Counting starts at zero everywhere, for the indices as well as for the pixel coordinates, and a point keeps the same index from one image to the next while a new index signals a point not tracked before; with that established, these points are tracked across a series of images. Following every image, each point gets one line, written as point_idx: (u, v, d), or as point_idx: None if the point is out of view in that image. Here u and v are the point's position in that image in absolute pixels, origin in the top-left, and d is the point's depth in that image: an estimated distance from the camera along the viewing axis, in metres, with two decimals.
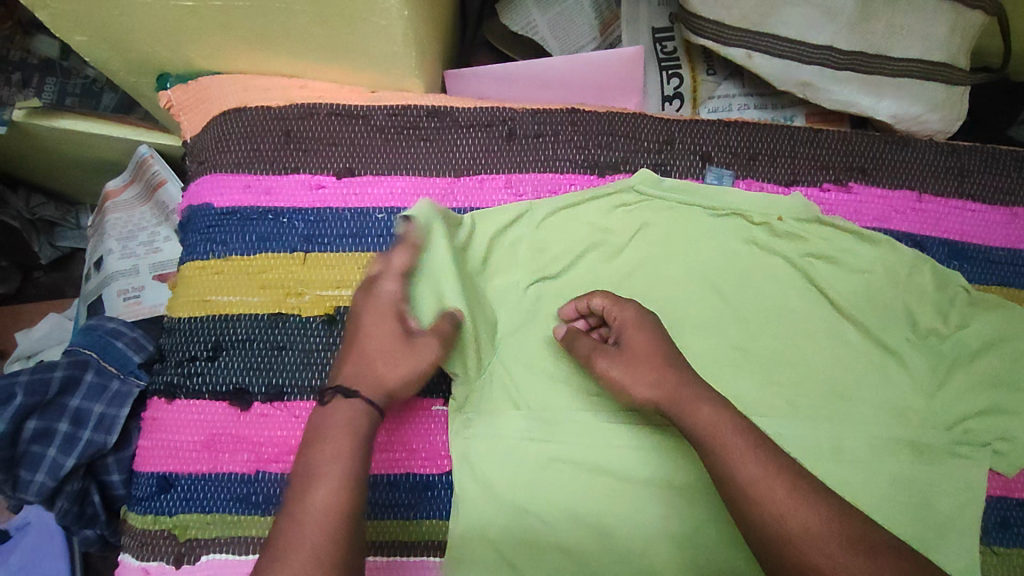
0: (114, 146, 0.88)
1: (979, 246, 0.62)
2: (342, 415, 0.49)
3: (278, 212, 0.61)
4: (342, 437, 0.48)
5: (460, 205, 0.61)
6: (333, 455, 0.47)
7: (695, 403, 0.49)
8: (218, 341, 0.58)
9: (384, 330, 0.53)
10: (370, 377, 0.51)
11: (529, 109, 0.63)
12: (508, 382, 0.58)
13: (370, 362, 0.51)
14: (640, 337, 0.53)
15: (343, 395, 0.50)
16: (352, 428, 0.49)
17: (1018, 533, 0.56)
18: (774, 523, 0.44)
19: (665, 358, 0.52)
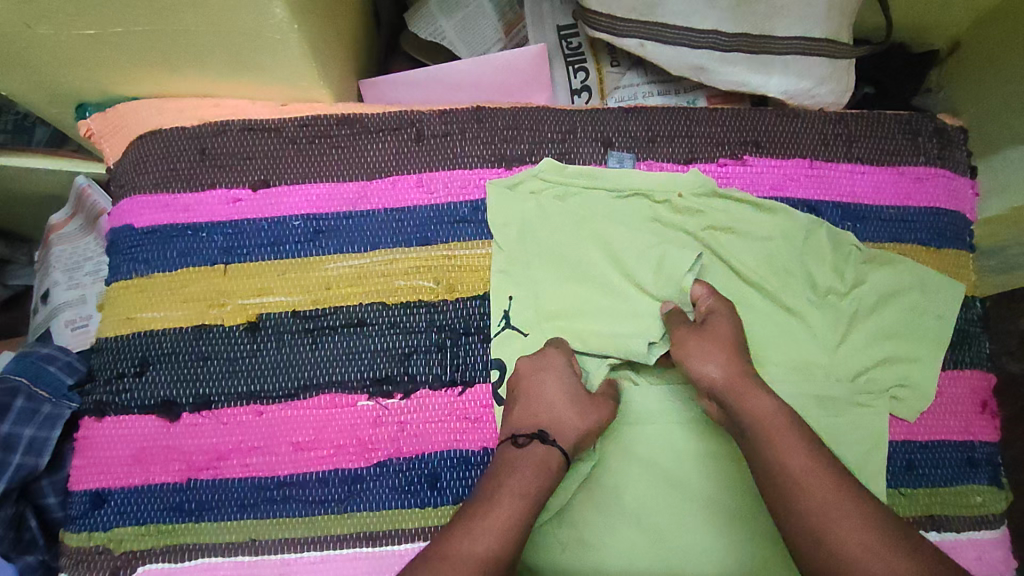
0: (46, 179, 0.88)
1: (870, 206, 0.66)
2: (534, 467, 0.52)
3: (197, 227, 0.62)
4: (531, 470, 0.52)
5: (374, 207, 0.63)
6: (509, 505, 0.50)
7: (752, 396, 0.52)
8: (145, 356, 0.59)
9: (571, 397, 0.56)
10: (558, 426, 0.55)
11: (436, 110, 0.66)
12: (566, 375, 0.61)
13: (559, 414, 0.55)
14: (715, 341, 0.56)
15: (540, 444, 0.54)
16: (541, 473, 0.52)
17: (923, 474, 0.60)
18: (816, 510, 0.46)
19: (735, 356, 0.55)
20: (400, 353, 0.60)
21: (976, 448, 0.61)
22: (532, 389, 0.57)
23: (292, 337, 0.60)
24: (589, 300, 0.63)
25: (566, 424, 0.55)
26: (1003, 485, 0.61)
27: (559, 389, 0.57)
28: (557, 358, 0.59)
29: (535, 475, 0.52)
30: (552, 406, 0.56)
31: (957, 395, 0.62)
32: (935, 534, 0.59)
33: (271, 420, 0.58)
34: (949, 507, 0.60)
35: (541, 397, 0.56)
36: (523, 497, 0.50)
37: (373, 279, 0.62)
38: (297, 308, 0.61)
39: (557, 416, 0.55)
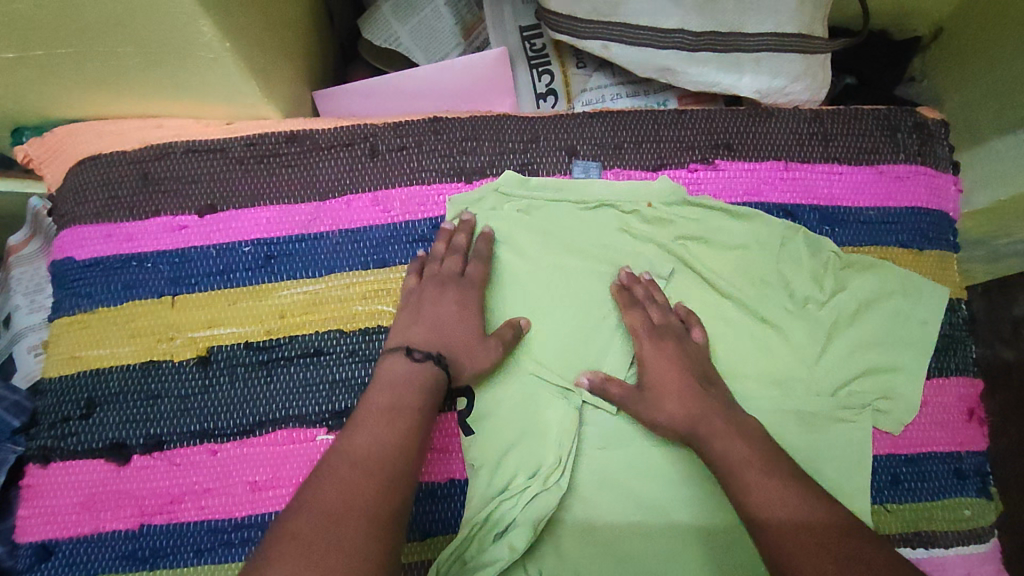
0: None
1: (849, 209, 0.63)
2: (418, 382, 0.51)
3: (142, 257, 0.59)
4: (415, 388, 0.51)
5: (328, 228, 0.60)
6: (396, 417, 0.49)
7: (727, 436, 0.52)
8: (91, 398, 0.56)
9: (460, 309, 0.56)
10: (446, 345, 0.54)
11: (390, 123, 0.62)
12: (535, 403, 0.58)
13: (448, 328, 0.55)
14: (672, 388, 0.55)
15: (430, 364, 0.52)
16: (425, 392, 0.51)
17: (908, 488, 0.58)
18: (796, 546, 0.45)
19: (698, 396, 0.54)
20: (359, 382, 0.57)
21: (964, 458, 0.59)
22: (426, 303, 0.56)
23: (246, 370, 0.57)
24: (560, 319, 0.59)
25: (454, 343, 0.54)
26: (992, 496, 0.59)
27: (454, 305, 0.56)
28: (471, 279, 0.57)
29: (409, 383, 0.51)
30: (443, 323, 0.55)
31: (943, 404, 0.60)
32: (921, 551, 0.57)
33: (226, 459, 0.56)
34: (936, 522, 0.57)
35: (433, 307, 0.56)
36: (404, 404, 0.50)
37: (329, 305, 0.59)
38: (250, 338, 0.58)
39: (447, 330, 0.55)
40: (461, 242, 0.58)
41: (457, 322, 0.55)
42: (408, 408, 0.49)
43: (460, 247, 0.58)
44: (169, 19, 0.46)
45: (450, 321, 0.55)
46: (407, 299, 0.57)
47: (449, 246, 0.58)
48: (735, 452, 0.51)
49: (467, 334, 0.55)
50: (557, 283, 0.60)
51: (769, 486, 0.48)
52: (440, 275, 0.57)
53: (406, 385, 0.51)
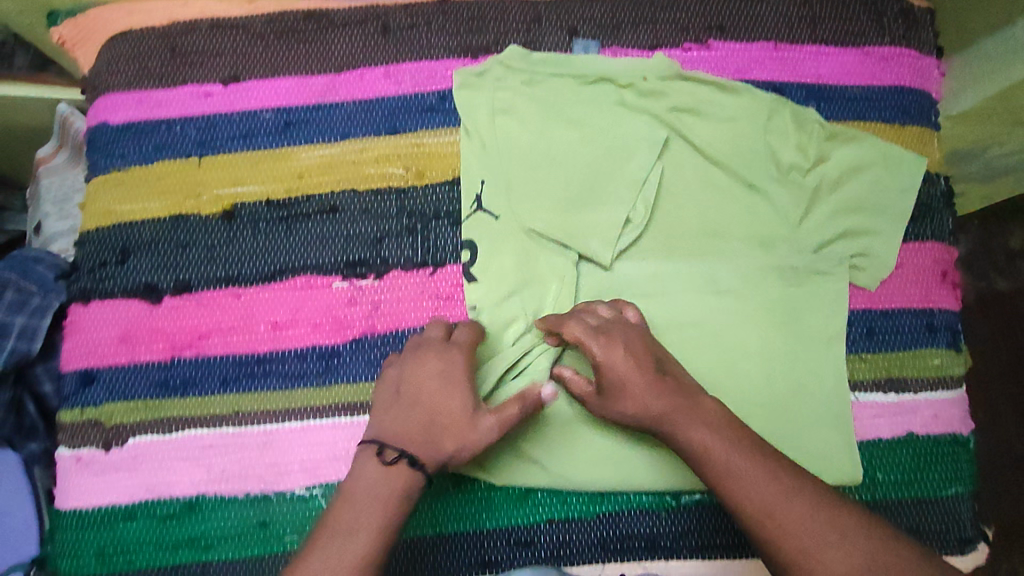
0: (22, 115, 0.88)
1: (835, 86, 0.66)
2: (397, 489, 0.49)
3: (171, 122, 0.63)
4: (385, 497, 0.48)
5: (342, 99, 0.64)
6: (365, 530, 0.47)
7: (693, 423, 0.51)
8: (125, 245, 0.61)
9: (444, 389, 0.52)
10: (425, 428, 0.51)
11: (401, 4, 0.67)
12: (534, 257, 0.62)
13: (429, 416, 0.51)
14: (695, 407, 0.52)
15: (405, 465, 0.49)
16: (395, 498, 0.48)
17: (882, 339, 0.63)
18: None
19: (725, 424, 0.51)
20: (371, 237, 0.62)
21: (936, 315, 0.64)
22: (406, 384, 0.53)
23: (266, 224, 0.62)
24: (558, 183, 0.63)
25: (439, 429, 0.51)
26: (960, 349, 0.64)
27: (440, 383, 0.52)
28: (458, 345, 0.55)
29: (385, 502, 0.48)
30: (422, 403, 0.52)
31: (919, 266, 0.64)
32: (893, 395, 0.63)
33: (249, 301, 0.61)
34: (907, 369, 0.63)
35: (416, 390, 0.52)
36: (370, 520, 0.47)
37: (342, 168, 0.63)
38: (271, 197, 0.62)
39: (432, 408, 0.51)
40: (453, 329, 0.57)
41: (443, 405, 0.51)
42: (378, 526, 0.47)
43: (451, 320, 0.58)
44: None
45: (434, 396, 0.52)
46: (399, 381, 0.54)
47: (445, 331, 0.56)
48: (705, 441, 0.50)
49: (452, 405, 0.51)
50: (556, 151, 0.63)
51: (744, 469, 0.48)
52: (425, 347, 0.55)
53: (376, 501, 0.48)
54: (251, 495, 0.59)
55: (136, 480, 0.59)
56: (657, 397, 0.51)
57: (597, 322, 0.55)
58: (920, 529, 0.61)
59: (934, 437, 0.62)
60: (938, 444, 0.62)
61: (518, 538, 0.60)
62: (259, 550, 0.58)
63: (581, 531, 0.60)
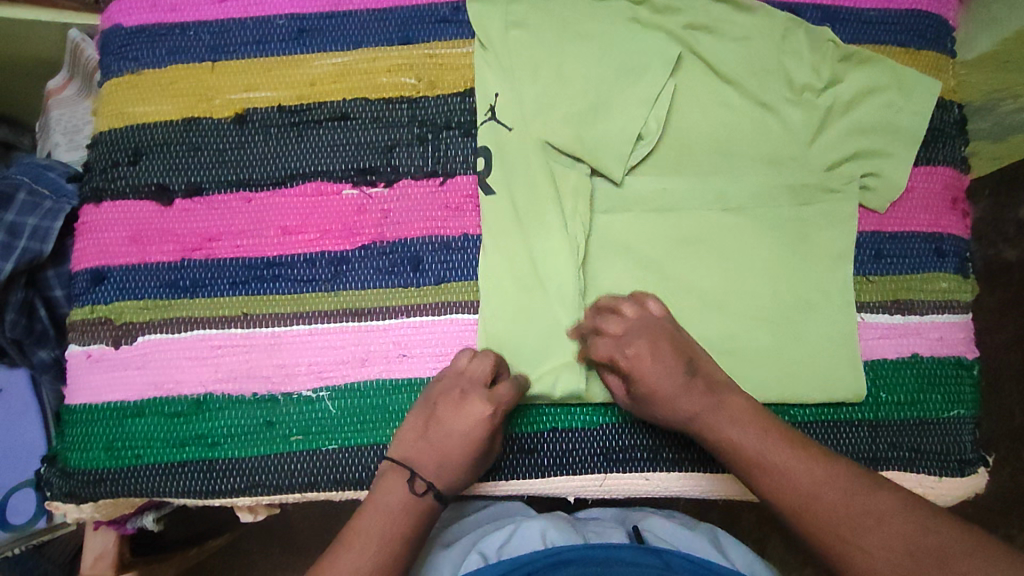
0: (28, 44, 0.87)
1: (851, 8, 0.66)
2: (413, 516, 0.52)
3: (184, 25, 0.63)
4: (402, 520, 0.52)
5: (356, 8, 0.64)
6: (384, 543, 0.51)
7: (723, 422, 0.52)
8: (138, 147, 0.61)
9: (470, 433, 0.53)
10: (450, 459, 0.53)
11: None
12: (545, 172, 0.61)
13: (454, 454, 0.53)
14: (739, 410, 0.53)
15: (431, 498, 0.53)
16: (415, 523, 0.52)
17: (889, 262, 0.62)
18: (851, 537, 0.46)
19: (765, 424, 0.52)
20: (382, 146, 0.62)
21: (945, 239, 0.63)
22: (438, 416, 0.54)
23: (278, 130, 0.62)
24: (573, 96, 0.62)
25: (459, 454, 0.53)
26: (968, 275, 0.63)
27: (468, 427, 0.53)
28: (494, 396, 0.54)
29: (406, 511, 0.52)
30: (448, 441, 0.53)
31: (928, 190, 0.64)
32: (899, 316, 0.62)
33: (259, 206, 0.61)
34: (914, 293, 0.62)
35: (446, 426, 0.54)
36: (397, 530, 0.51)
37: (355, 77, 0.63)
38: (283, 103, 0.63)
39: (454, 450, 0.53)
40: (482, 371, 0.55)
41: (466, 438, 0.53)
42: (403, 531, 0.52)
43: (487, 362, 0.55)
44: None
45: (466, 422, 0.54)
46: (430, 399, 0.55)
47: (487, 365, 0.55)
48: (736, 438, 0.52)
49: (476, 444, 0.53)
50: (570, 66, 0.63)
51: (776, 463, 0.50)
52: (456, 394, 0.54)
53: (400, 514, 0.52)
54: (258, 396, 0.59)
55: (145, 378, 0.59)
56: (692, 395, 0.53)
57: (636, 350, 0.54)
58: (920, 450, 0.60)
59: (938, 359, 0.61)
60: (943, 366, 0.61)
61: (521, 446, 0.59)
62: (266, 449, 0.58)
63: (587, 440, 0.59)
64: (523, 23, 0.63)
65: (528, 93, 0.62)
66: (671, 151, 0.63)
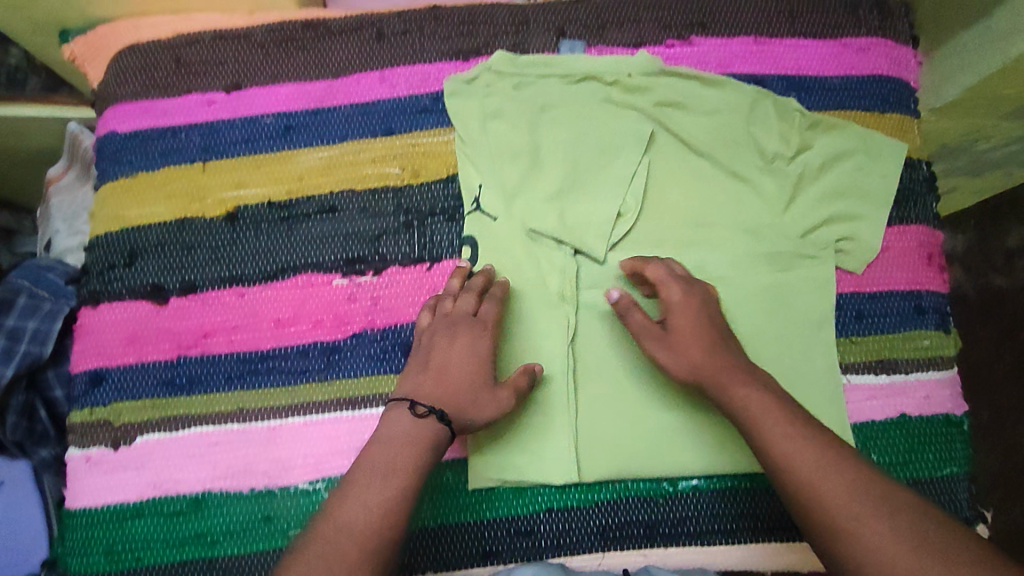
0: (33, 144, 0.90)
1: (814, 77, 0.68)
2: (417, 438, 0.51)
3: (176, 129, 0.66)
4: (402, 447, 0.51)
5: (340, 103, 0.67)
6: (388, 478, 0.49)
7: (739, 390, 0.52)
8: (134, 249, 0.63)
9: (468, 359, 0.55)
10: (447, 388, 0.54)
11: (393, 11, 0.69)
12: (529, 256, 0.63)
13: (451, 385, 0.54)
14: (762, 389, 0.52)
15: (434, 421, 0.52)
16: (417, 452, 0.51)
17: (870, 322, 0.64)
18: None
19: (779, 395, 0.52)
20: (370, 235, 0.64)
21: (924, 297, 0.65)
22: (435, 347, 0.56)
23: (268, 225, 0.64)
24: (551, 176, 0.65)
25: (458, 380, 0.54)
26: (950, 331, 0.65)
27: (467, 351, 0.55)
28: (483, 321, 0.57)
29: (410, 442, 0.51)
30: (445, 370, 0.54)
31: (903, 249, 0.65)
32: (884, 377, 0.63)
33: (252, 300, 0.63)
34: (898, 351, 0.63)
35: (443, 355, 0.55)
36: (402, 463, 0.50)
37: (341, 169, 0.65)
38: (272, 198, 0.65)
39: (452, 375, 0.54)
40: (476, 282, 0.59)
41: (468, 370, 0.55)
42: (408, 464, 0.50)
43: (474, 287, 0.59)
44: None
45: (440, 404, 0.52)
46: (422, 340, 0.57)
47: (463, 285, 0.59)
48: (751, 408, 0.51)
49: (473, 370, 0.55)
50: (547, 149, 0.65)
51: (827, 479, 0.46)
52: (456, 320, 0.57)
53: (404, 446, 0.51)
54: (256, 491, 0.59)
55: (144, 478, 0.59)
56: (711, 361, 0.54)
57: (678, 292, 0.57)
58: None
59: (927, 418, 0.62)
60: (932, 424, 0.62)
61: (519, 528, 0.59)
62: (265, 544, 0.58)
63: (584, 518, 0.59)
64: (499, 110, 0.66)
65: (507, 177, 0.64)
66: (650, 224, 0.65)
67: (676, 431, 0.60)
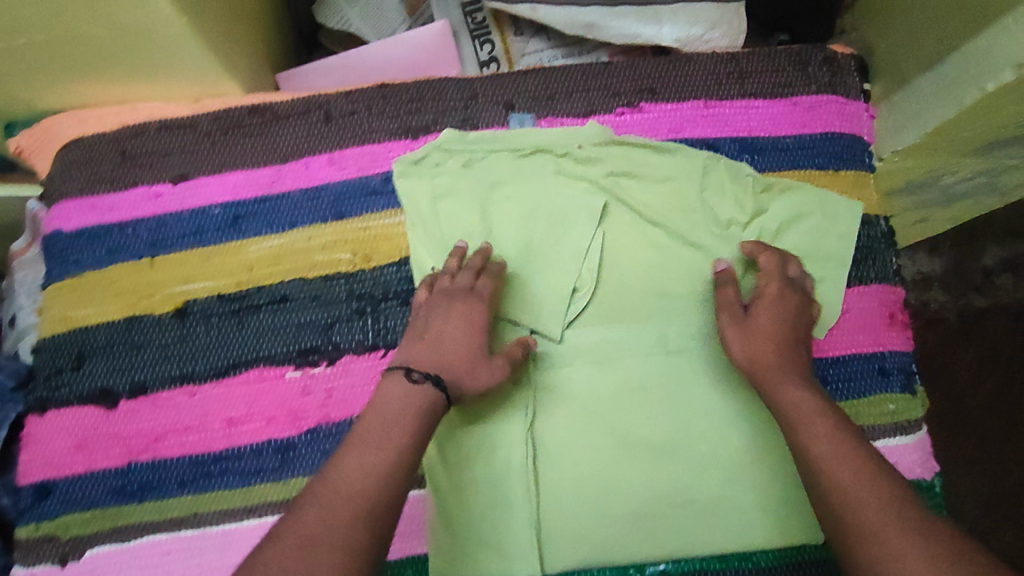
0: None
1: (767, 138, 0.68)
2: (415, 404, 0.50)
3: (123, 224, 0.64)
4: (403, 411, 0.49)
5: (288, 189, 0.66)
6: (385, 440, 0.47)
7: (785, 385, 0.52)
8: (81, 352, 0.62)
9: (467, 333, 0.56)
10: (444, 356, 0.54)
11: (341, 91, 0.68)
12: None
13: (450, 353, 0.54)
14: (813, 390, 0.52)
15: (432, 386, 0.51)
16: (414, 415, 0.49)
17: (834, 388, 0.63)
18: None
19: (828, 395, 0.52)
20: (322, 324, 0.63)
21: (887, 357, 0.64)
22: (433, 324, 0.56)
23: (218, 319, 0.63)
24: (506, 253, 0.64)
25: (456, 352, 0.55)
26: (915, 391, 0.64)
27: (464, 322, 0.56)
28: (481, 294, 0.58)
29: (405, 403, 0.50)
30: (442, 339, 0.55)
31: (863, 311, 0.64)
32: None
33: (204, 399, 0.61)
34: (862, 417, 0.62)
35: (439, 326, 0.56)
36: (397, 425, 0.48)
37: (292, 257, 0.64)
38: (222, 291, 0.64)
39: (449, 346, 0.55)
40: (473, 260, 0.60)
41: (463, 339, 0.55)
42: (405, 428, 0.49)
43: (471, 266, 0.60)
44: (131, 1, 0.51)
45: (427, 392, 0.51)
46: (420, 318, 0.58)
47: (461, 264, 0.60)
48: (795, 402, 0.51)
49: (471, 340, 0.56)
50: (501, 224, 0.65)
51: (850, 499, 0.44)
52: (456, 291, 0.58)
53: (402, 409, 0.49)
54: None
55: None
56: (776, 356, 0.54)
57: (776, 288, 0.58)
58: None
59: None
60: None
61: None
62: None
63: None
64: (451, 187, 0.65)
65: None
66: (608, 297, 0.64)
67: (637, 510, 0.60)
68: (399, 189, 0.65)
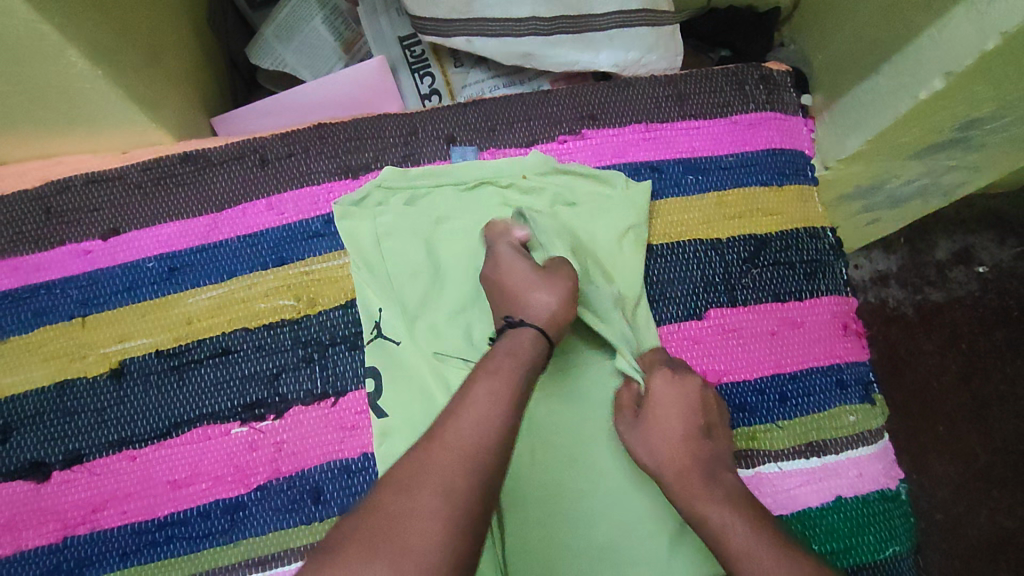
0: None
1: (709, 157, 0.68)
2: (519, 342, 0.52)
3: (50, 284, 0.62)
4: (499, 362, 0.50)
5: (226, 237, 0.64)
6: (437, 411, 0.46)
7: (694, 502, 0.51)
8: (7, 423, 0.58)
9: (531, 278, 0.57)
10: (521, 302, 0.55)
11: (278, 134, 0.67)
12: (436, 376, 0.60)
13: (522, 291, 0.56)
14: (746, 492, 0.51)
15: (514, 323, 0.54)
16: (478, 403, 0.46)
17: (796, 404, 0.62)
18: None
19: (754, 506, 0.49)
20: (268, 375, 0.60)
21: (845, 370, 0.64)
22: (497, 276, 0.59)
23: (158, 377, 0.60)
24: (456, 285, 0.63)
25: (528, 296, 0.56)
26: (875, 402, 0.64)
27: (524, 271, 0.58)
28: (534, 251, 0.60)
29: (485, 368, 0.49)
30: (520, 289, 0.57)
31: (818, 323, 0.65)
32: (816, 459, 0.61)
33: (144, 464, 0.58)
34: (824, 432, 0.62)
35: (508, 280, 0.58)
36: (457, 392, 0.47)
37: (232, 307, 0.62)
38: (159, 347, 0.61)
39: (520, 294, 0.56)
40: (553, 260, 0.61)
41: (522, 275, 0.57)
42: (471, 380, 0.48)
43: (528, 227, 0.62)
44: (39, 54, 0.49)
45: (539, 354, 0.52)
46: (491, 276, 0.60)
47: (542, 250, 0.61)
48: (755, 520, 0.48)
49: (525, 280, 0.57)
50: (448, 257, 0.64)
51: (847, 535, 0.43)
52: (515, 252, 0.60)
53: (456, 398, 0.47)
54: None
55: None
56: (684, 449, 0.54)
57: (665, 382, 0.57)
58: None
59: (862, 497, 0.61)
60: (868, 504, 0.61)
61: None
62: None
63: None
64: (394, 225, 0.64)
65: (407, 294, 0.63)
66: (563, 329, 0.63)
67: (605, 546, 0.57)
68: (340, 225, 0.64)
